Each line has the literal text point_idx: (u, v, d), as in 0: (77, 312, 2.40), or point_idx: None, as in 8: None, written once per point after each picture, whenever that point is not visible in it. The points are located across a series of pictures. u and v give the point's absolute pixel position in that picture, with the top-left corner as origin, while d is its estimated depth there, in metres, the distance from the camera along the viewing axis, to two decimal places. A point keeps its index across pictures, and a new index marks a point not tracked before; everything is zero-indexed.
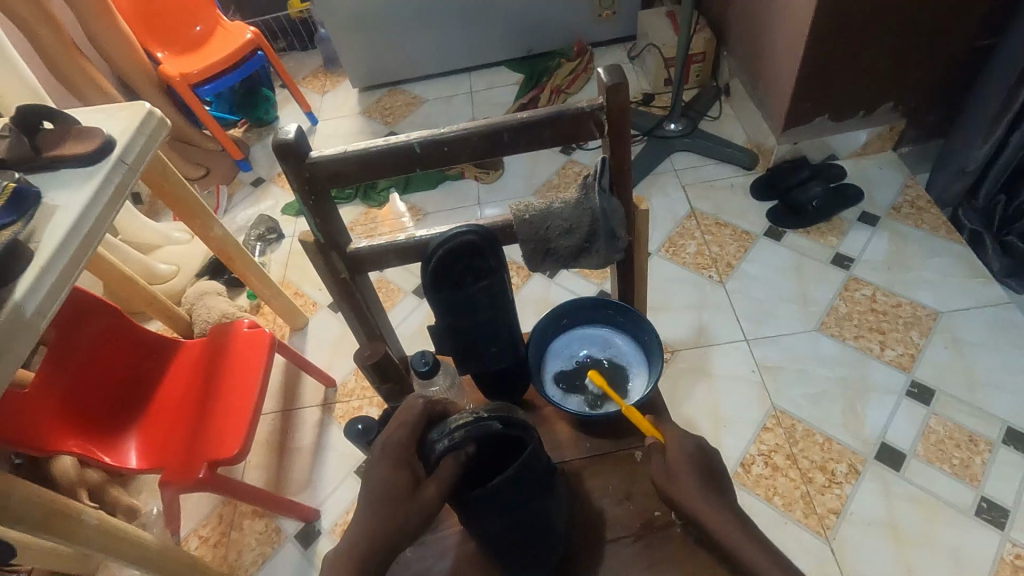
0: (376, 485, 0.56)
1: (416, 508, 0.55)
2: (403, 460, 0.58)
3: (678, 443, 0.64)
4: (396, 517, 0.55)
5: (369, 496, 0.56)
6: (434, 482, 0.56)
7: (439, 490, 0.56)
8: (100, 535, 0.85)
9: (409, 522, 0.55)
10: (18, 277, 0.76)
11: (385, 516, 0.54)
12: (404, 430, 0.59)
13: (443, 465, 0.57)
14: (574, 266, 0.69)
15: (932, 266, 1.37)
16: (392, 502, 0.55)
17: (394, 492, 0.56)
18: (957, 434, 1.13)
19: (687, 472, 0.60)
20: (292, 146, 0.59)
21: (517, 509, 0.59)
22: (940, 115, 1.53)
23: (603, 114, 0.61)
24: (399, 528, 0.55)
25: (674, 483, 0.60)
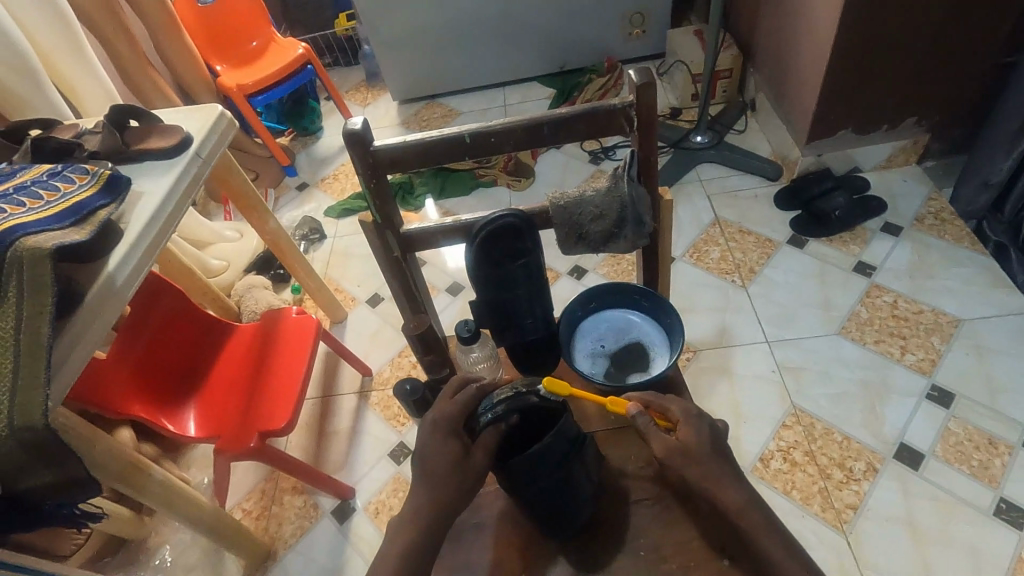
0: (430, 454, 0.63)
1: (466, 473, 0.62)
2: (451, 432, 0.64)
3: (692, 426, 0.65)
4: (450, 482, 0.61)
5: (424, 465, 0.62)
6: (480, 447, 0.63)
7: (485, 454, 0.62)
8: (163, 490, 0.94)
9: (461, 486, 0.62)
10: (111, 251, 0.86)
11: (440, 482, 0.61)
12: (453, 405, 0.65)
13: (487, 433, 0.63)
14: (604, 249, 0.76)
15: (955, 276, 1.40)
16: (444, 468, 0.62)
17: (446, 459, 0.62)
18: (977, 437, 1.15)
19: (705, 455, 0.63)
20: (360, 135, 0.68)
21: (556, 475, 0.64)
22: (964, 130, 1.57)
23: (633, 110, 0.68)
24: (453, 491, 0.61)
25: (691, 465, 0.63)
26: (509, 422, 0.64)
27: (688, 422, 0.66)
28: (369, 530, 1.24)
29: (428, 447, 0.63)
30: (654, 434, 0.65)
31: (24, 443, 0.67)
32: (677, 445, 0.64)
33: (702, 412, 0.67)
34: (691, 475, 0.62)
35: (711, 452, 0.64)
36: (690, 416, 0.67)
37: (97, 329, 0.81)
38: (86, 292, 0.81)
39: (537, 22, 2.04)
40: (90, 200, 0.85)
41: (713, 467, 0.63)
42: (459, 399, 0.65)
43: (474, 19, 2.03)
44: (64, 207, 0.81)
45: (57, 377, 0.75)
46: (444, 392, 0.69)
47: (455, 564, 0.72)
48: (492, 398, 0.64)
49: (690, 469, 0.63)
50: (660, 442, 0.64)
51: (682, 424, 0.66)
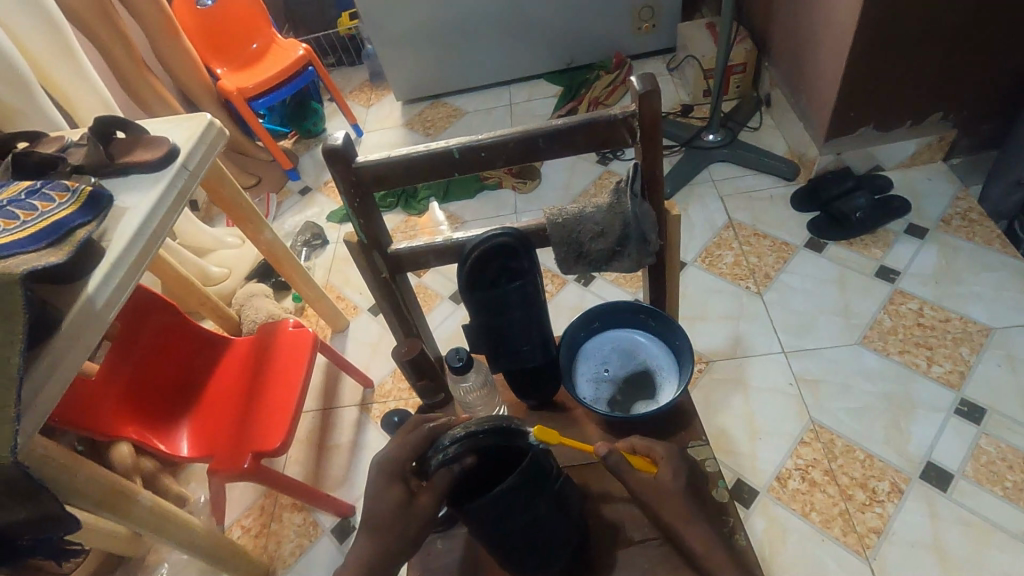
0: (377, 498, 0.62)
1: (414, 517, 0.62)
2: (398, 474, 0.63)
3: (671, 465, 0.66)
4: (396, 527, 0.61)
5: (370, 510, 0.62)
6: (427, 491, 0.61)
7: (433, 499, 0.61)
8: (151, 515, 0.90)
9: (407, 530, 0.62)
10: (92, 272, 0.83)
11: (385, 527, 0.61)
12: (402, 446, 0.64)
13: (438, 475, 0.61)
14: (606, 269, 0.70)
15: (985, 281, 1.32)
16: (390, 513, 0.61)
17: (392, 504, 0.62)
18: (1011, 456, 1.08)
19: (679, 495, 0.64)
20: (340, 152, 0.63)
21: (520, 517, 0.60)
22: (994, 125, 1.48)
23: (635, 121, 0.62)
24: (399, 535, 0.61)
25: (663, 503, 0.63)
26: (464, 462, 0.61)
27: (667, 460, 0.67)
28: None
29: (374, 491, 0.62)
30: (632, 472, 0.65)
31: None
32: (656, 482, 0.64)
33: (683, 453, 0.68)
34: (665, 513, 0.63)
35: (684, 492, 0.64)
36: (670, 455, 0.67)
37: (75, 355, 0.77)
38: (64, 316, 0.77)
39: (542, 17, 1.97)
40: (69, 218, 0.82)
41: (685, 506, 0.63)
42: (410, 440, 0.65)
43: (478, 16, 1.97)
44: (40, 227, 0.77)
45: (33, 408, 0.72)
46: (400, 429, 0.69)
47: None
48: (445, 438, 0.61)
49: (661, 507, 0.63)
50: (640, 480, 0.64)
51: (663, 463, 0.66)
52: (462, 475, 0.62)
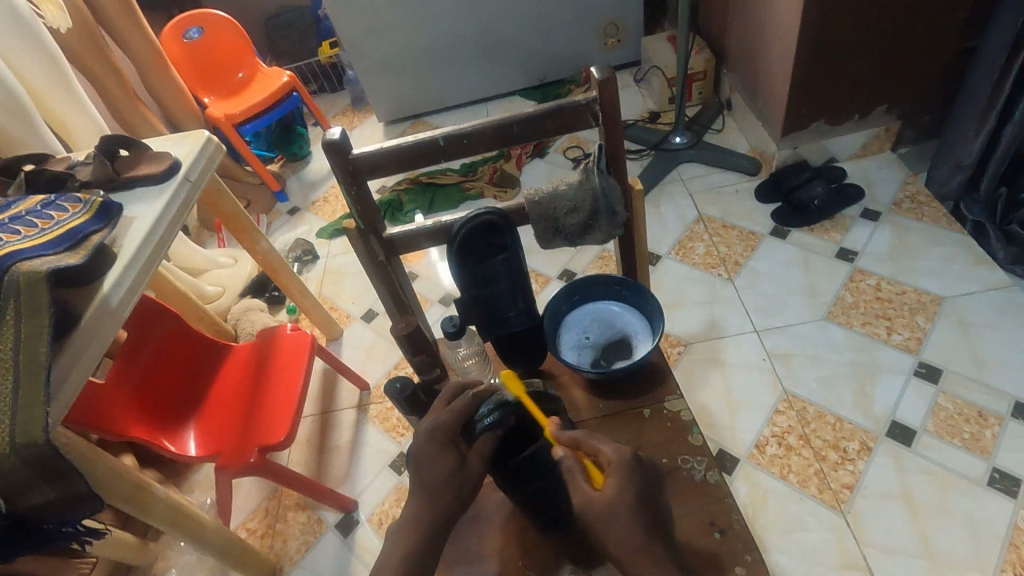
0: (430, 464, 0.63)
1: (465, 481, 0.63)
2: (448, 442, 0.64)
3: (619, 476, 0.62)
4: (449, 491, 0.63)
5: (422, 476, 0.63)
6: (476, 454, 0.63)
7: (482, 461, 0.63)
8: (165, 508, 0.94)
9: (460, 491, 0.63)
10: (106, 275, 0.89)
11: (437, 491, 0.62)
12: (448, 413, 0.65)
13: (483, 440, 0.64)
14: (581, 242, 0.78)
15: (935, 255, 1.43)
16: (443, 478, 0.62)
17: (444, 469, 0.63)
18: (967, 410, 1.17)
19: (624, 515, 0.60)
20: (338, 144, 0.71)
21: (550, 475, 0.65)
22: (934, 115, 1.61)
23: (597, 105, 0.72)
24: (452, 498, 0.63)
25: (608, 522, 0.60)
26: (507, 427, 0.65)
27: (616, 470, 0.63)
28: (373, 540, 1.24)
29: (425, 458, 0.63)
30: (578, 482, 0.63)
31: (27, 462, 0.69)
32: (597, 500, 0.61)
33: (633, 460, 0.64)
34: (608, 535, 0.60)
35: (632, 508, 0.61)
36: (620, 461, 0.64)
37: (94, 350, 0.83)
38: (82, 314, 0.83)
39: (514, 37, 2.09)
40: (84, 226, 0.88)
41: (630, 529, 0.59)
42: (455, 406, 0.66)
43: (454, 39, 2.08)
44: (58, 233, 0.83)
45: (59, 395, 0.77)
46: (441, 399, 0.70)
47: None
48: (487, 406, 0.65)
49: (604, 529, 0.60)
50: (582, 495, 0.62)
51: (609, 478, 0.63)
52: (505, 438, 0.65)
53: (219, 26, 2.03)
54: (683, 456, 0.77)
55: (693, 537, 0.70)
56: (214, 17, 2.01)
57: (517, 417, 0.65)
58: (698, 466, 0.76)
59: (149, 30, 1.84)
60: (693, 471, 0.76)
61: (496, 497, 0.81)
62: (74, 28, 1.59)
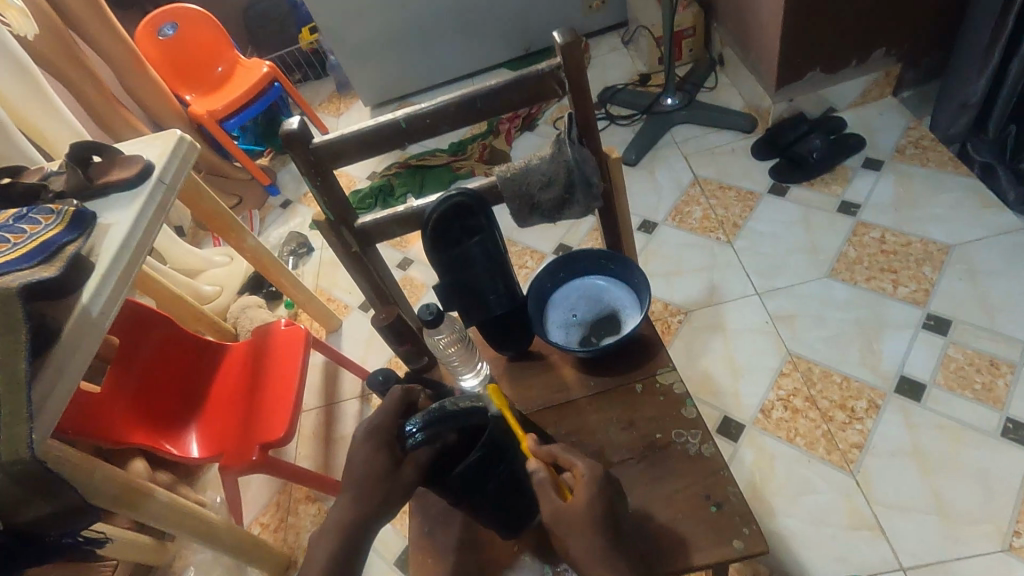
0: (360, 460, 0.60)
1: (395, 487, 0.60)
2: (384, 444, 0.61)
3: (591, 487, 0.60)
4: (377, 492, 0.60)
5: (354, 476, 0.60)
6: (411, 462, 0.60)
7: (417, 470, 0.60)
8: (168, 511, 0.94)
9: (388, 499, 0.60)
10: (84, 285, 0.87)
11: (368, 492, 0.59)
12: (384, 413, 0.63)
13: (420, 450, 0.61)
14: (559, 218, 0.76)
15: (941, 202, 1.37)
16: (371, 479, 0.60)
17: (375, 468, 0.60)
18: (978, 360, 1.14)
19: (592, 525, 0.58)
20: (297, 134, 0.68)
21: (490, 484, 0.62)
22: (936, 54, 1.53)
23: (562, 72, 0.68)
24: (378, 503, 0.60)
25: (572, 532, 0.59)
26: (443, 440, 0.60)
27: (588, 483, 0.61)
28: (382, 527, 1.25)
29: (356, 456, 0.61)
30: (548, 493, 0.61)
31: (16, 479, 0.69)
32: (566, 511, 0.59)
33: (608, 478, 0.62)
34: (572, 544, 0.59)
35: (597, 523, 0.59)
36: (593, 477, 0.61)
37: (77, 361, 0.82)
38: (63, 326, 0.82)
39: (495, 7, 2.02)
40: (57, 237, 0.87)
41: (593, 539, 0.58)
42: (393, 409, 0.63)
43: (433, 14, 2.02)
44: (30, 247, 0.82)
45: (46, 409, 0.77)
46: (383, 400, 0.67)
47: (449, 543, 0.74)
48: (414, 423, 0.59)
49: (572, 536, 0.59)
50: (552, 504, 0.60)
51: (581, 488, 0.60)
52: (441, 449, 0.61)
53: (193, 20, 1.99)
54: (677, 430, 0.74)
55: (688, 514, 0.67)
56: (187, 11, 1.96)
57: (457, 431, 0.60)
58: (692, 440, 0.73)
59: (121, 30, 1.80)
60: (687, 445, 0.73)
61: None
62: (43, 34, 1.56)
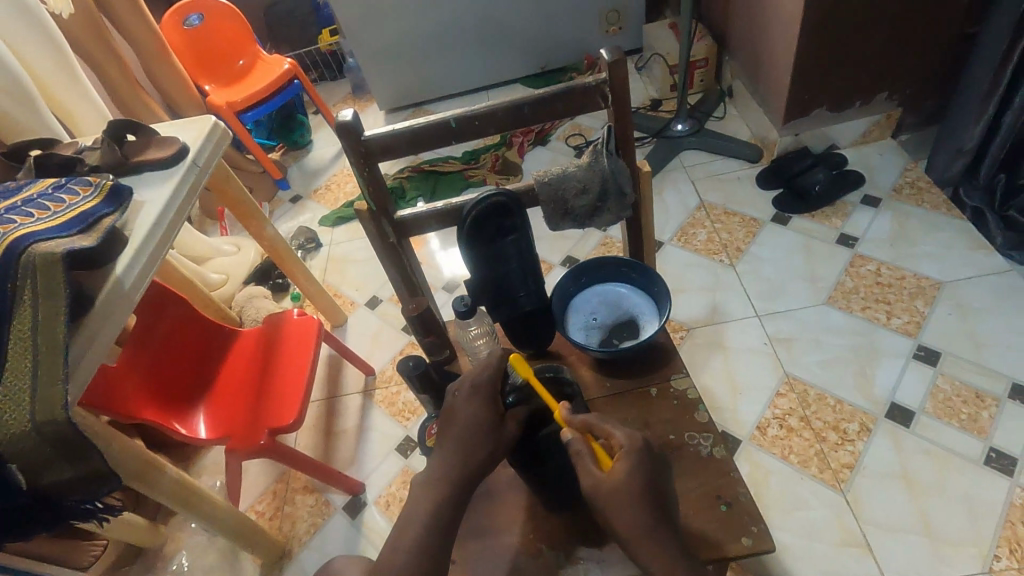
0: (466, 415, 0.68)
1: (502, 439, 0.68)
2: (492, 399, 0.70)
3: (628, 461, 0.64)
4: (486, 444, 0.67)
5: (464, 427, 0.68)
6: (512, 419, 0.70)
7: (517, 425, 0.70)
8: (176, 490, 0.95)
9: (493, 450, 0.68)
10: (118, 256, 0.89)
11: (478, 444, 0.67)
12: (486, 373, 0.72)
13: (518, 409, 0.72)
14: (589, 224, 0.80)
15: (935, 240, 1.44)
16: (483, 431, 0.67)
17: (485, 423, 0.68)
18: (965, 392, 1.19)
19: (633, 500, 0.62)
20: (351, 126, 0.72)
21: (554, 447, 0.75)
22: (934, 102, 1.62)
23: (607, 87, 0.73)
24: (486, 454, 0.67)
25: (616, 509, 0.62)
26: (534, 403, 0.74)
27: (626, 455, 0.65)
28: (381, 521, 1.26)
29: (468, 410, 0.68)
30: (586, 465, 0.65)
31: (47, 440, 0.70)
32: (605, 484, 0.63)
33: (644, 445, 0.66)
34: (617, 520, 0.62)
35: (639, 494, 0.62)
36: (631, 448, 0.65)
37: (109, 330, 0.84)
38: (97, 295, 0.84)
39: (516, 25, 2.09)
40: (95, 209, 0.88)
41: (638, 512, 0.61)
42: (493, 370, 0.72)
43: (456, 26, 2.08)
44: (70, 216, 0.84)
45: (76, 374, 0.79)
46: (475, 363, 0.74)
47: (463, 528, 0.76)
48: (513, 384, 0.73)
49: (614, 508, 0.62)
50: (591, 477, 0.64)
51: (619, 460, 0.64)
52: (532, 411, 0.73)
53: (220, 13, 2.03)
54: (690, 433, 0.78)
55: (701, 512, 0.71)
56: (215, 4, 2.00)
57: (545, 398, 0.74)
58: (704, 442, 0.77)
59: (150, 17, 1.82)
60: (700, 447, 0.76)
61: (506, 473, 0.81)
62: (76, 14, 1.59)
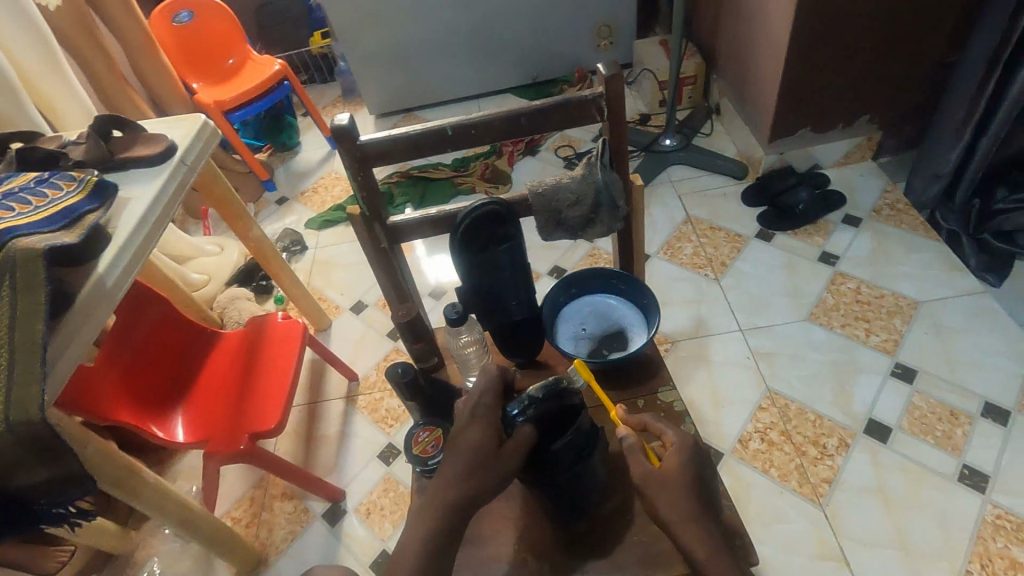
0: (467, 439, 0.63)
1: (503, 465, 0.62)
2: (490, 426, 0.65)
3: (681, 454, 0.68)
4: (487, 468, 0.61)
5: (464, 451, 0.62)
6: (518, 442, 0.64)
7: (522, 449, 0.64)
8: (155, 493, 0.93)
9: (494, 474, 0.61)
10: (101, 254, 0.88)
11: (477, 467, 0.61)
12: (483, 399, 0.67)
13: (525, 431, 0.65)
14: (582, 235, 0.80)
15: (912, 261, 1.48)
16: (483, 457, 0.62)
17: (485, 449, 0.62)
18: (940, 409, 1.22)
19: (683, 488, 0.65)
20: (346, 130, 0.71)
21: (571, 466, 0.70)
22: (914, 127, 1.67)
23: (603, 100, 0.74)
24: (488, 477, 0.61)
25: (662, 493, 0.64)
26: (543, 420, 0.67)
27: (678, 451, 0.69)
28: (362, 530, 1.24)
29: (466, 437, 0.63)
30: (639, 456, 0.69)
31: (20, 442, 0.68)
32: (658, 472, 0.66)
33: (696, 443, 0.71)
34: (662, 502, 0.64)
35: (688, 483, 0.65)
36: (684, 442, 0.70)
37: (89, 328, 0.82)
38: (78, 292, 0.82)
39: (509, 36, 2.11)
40: (79, 205, 0.87)
41: (687, 498, 0.64)
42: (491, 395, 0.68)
43: (449, 34, 2.09)
44: (53, 211, 0.82)
45: (53, 373, 0.77)
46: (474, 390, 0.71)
47: None
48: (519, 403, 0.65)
49: (661, 494, 0.64)
50: (644, 466, 0.67)
51: (672, 454, 0.69)
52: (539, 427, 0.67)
53: (211, 12, 2.01)
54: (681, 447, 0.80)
55: None
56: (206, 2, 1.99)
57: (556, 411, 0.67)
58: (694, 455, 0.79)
59: (139, 12, 1.80)
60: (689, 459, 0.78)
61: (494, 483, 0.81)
62: (63, 6, 1.56)
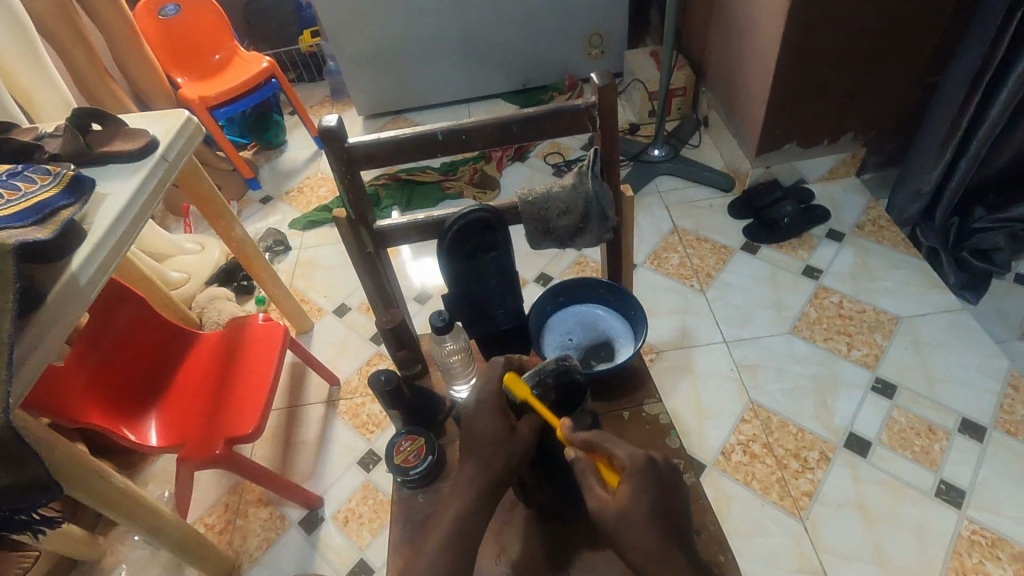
0: (477, 429, 0.66)
1: (515, 448, 0.66)
2: (500, 411, 0.67)
3: (631, 482, 0.60)
4: (498, 456, 0.65)
5: (475, 444, 0.66)
6: (525, 424, 0.68)
7: (531, 430, 0.68)
8: (121, 496, 0.89)
9: (508, 460, 0.66)
10: (74, 251, 0.85)
11: (489, 458, 0.65)
12: (490, 385, 0.69)
13: (532, 414, 0.69)
14: (571, 245, 0.80)
15: (893, 277, 1.50)
16: (495, 443, 0.65)
17: (495, 438, 0.66)
18: (918, 424, 1.23)
19: (643, 524, 0.59)
20: (334, 131, 0.70)
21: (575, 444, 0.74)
22: (896, 145, 1.70)
23: (596, 110, 0.73)
24: (501, 467, 0.65)
25: (627, 529, 0.59)
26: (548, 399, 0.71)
27: (629, 476, 0.61)
28: (339, 538, 1.21)
29: (477, 425, 0.66)
30: (591, 486, 0.63)
31: None
32: (609, 507, 0.61)
33: (648, 461, 0.62)
34: (625, 541, 0.60)
35: (647, 515, 0.59)
36: (632, 466, 0.62)
37: (59, 327, 0.79)
38: (49, 290, 0.80)
39: (501, 41, 2.11)
40: (53, 199, 0.84)
41: (651, 535, 0.59)
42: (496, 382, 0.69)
43: (440, 38, 2.08)
44: (25, 205, 0.80)
45: (19, 374, 0.74)
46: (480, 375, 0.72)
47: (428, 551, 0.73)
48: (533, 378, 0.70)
49: (622, 532, 0.60)
50: (596, 499, 0.62)
51: (623, 482, 0.61)
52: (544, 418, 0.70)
53: (198, 6, 1.98)
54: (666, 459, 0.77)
55: None
56: None
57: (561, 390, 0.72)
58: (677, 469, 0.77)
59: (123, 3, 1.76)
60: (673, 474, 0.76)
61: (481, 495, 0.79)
62: None
